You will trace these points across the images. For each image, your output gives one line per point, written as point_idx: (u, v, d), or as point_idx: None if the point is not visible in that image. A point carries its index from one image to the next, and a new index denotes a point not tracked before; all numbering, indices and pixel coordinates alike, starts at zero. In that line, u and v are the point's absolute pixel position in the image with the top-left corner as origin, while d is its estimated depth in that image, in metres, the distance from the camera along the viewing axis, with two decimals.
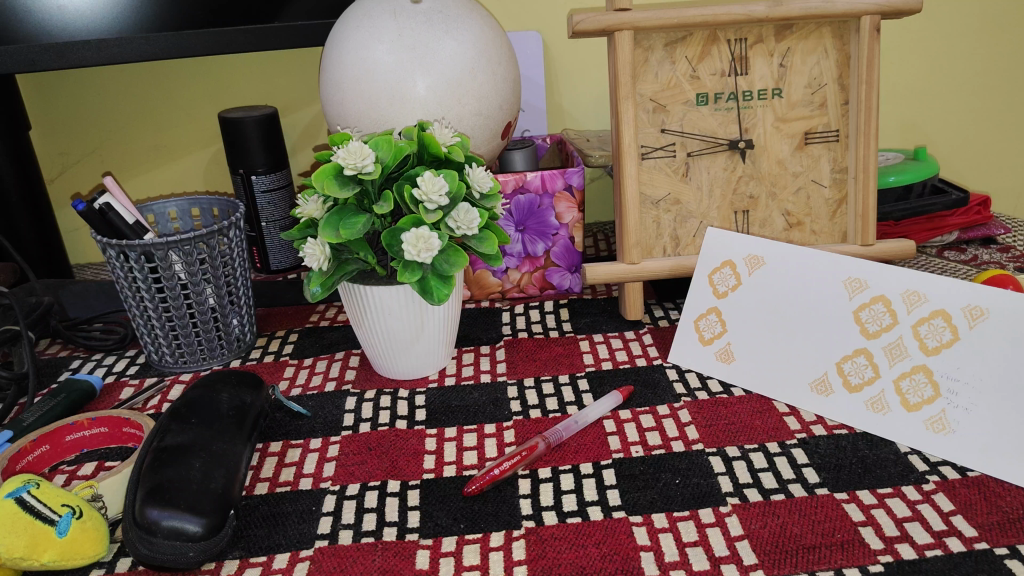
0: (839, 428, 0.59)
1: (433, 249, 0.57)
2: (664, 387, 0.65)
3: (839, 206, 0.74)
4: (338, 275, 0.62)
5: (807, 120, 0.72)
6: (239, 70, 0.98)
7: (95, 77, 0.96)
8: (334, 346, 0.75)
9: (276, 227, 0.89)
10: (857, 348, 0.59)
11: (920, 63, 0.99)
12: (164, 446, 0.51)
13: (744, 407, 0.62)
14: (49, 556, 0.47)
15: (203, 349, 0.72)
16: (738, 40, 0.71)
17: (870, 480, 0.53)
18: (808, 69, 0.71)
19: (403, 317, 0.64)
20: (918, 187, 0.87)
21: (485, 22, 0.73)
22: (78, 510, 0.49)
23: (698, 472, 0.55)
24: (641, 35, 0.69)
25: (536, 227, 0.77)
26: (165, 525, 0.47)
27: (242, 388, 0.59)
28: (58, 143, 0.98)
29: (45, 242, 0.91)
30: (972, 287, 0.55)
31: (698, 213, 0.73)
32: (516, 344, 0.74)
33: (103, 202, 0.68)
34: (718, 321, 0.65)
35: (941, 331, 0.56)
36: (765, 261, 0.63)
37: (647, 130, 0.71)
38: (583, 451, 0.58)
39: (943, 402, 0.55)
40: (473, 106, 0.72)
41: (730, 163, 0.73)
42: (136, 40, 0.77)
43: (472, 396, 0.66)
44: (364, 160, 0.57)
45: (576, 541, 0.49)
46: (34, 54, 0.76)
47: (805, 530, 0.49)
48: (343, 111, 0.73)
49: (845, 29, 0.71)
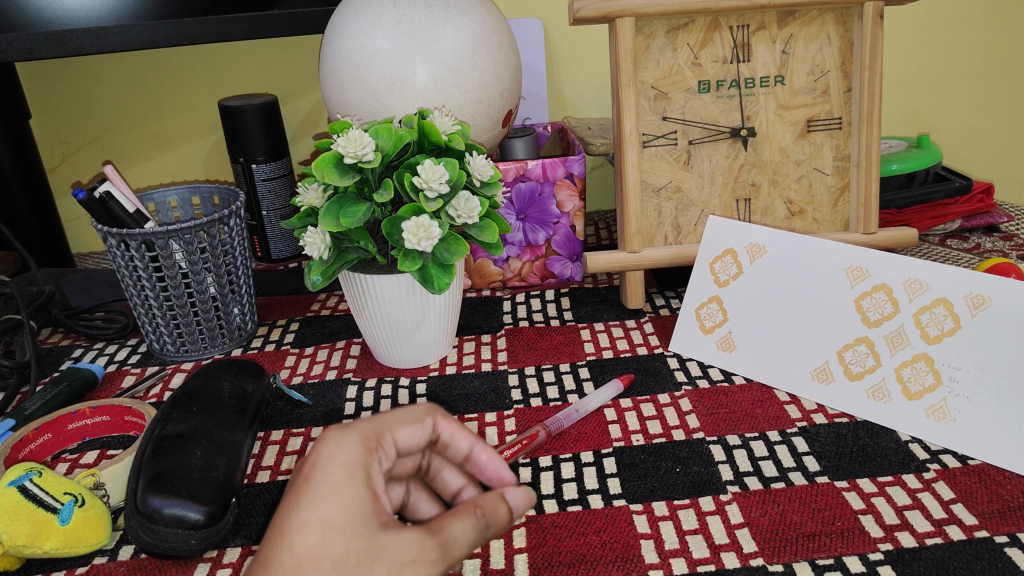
0: (839, 416, 0.59)
1: (433, 237, 0.57)
2: (664, 375, 0.65)
3: (842, 194, 0.73)
4: (338, 264, 0.62)
5: (810, 107, 0.72)
6: (238, 58, 0.97)
7: (93, 65, 0.95)
8: (335, 335, 0.76)
9: (276, 216, 0.88)
10: (858, 336, 0.59)
11: (923, 51, 0.98)
12: (166, 434, 0.51)
13: (745, 395, 0.62)
14: (52, 543, 0.48)
15: (204, 338, 0.72)
16: (740, 27, 0.70)
17: (871, 468, 0.53)
18: (811, 56, 0.71)
19: (404, 305, 0.64)
20: (921, 175, 0.87)
21: (486, 9, 0.73)
22: (80, 498, 0.50)
23: (698, 461, 0.55)
24: (642, 22, 0.69)
25: (537, 216, 0.77)
26: (167, 512, 0.47)
27: (243, 376, 0.59)
28: (58, 131, 0.98)
29: (45, 231, 0.91)
30: (974, 275, 0.55)
31: (699, 202, 0.73)
32: (517, 333, 0.74)
33: (103, 190, 0.68)
34: (719, 309, 0.65)
35: (942, 320, 0.56)
36: (766, 249, 0.63)
37: (648, 118, 0.71)
38: (583, 440, 0.58)
39: (944, 391, 0.55)
40: (473, 93, 0.72)
41: (732, 151, 0.72)
42: (135, 28, 0.77)
43: (473, 384, 0.66)
44: (364, 148, 0.56)
45: (577, 529, 0.50)
46: (32, 42, 0.76)
47: (805, 518, 0.49)
48: (343, 100, 0.72)
49: (848, 16, 0.70)
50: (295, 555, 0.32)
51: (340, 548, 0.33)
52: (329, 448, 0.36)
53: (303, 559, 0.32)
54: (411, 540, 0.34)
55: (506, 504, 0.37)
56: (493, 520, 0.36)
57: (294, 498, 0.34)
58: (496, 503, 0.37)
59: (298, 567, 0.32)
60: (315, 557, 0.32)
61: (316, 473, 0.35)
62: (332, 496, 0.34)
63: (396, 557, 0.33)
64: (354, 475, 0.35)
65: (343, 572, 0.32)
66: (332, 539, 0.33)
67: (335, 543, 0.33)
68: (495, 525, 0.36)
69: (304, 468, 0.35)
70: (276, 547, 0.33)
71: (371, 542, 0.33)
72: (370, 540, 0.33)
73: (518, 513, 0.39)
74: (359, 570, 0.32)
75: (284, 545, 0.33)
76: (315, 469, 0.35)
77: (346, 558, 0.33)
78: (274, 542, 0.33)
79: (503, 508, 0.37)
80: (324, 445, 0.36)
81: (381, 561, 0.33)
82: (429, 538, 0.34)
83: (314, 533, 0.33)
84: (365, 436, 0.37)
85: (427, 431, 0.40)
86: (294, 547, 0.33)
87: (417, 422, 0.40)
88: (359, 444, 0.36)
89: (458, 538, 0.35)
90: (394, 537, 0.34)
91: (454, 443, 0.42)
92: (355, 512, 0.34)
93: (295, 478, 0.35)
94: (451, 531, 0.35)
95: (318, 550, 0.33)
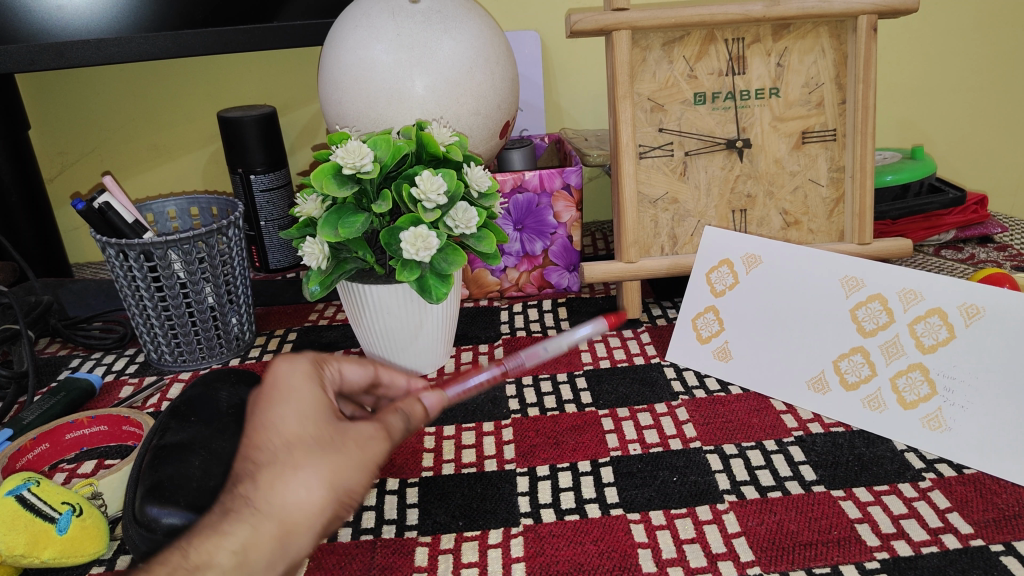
0: (836, 425, 0.60)
1: (431, 247, 0.57)
2: (661, 385, 0.66)
3: (837, 205, 0.74)
4: (337, 274, 0.62)
5: (804, 119, 0.72)
6: (237, 69, 0.98)
7: (92, 77, 0.96)
8: (333, 345, 0.76)
9: (275, 227, 0.89)
10: (854, 346, 0.59)
11: (916, 63, 0.99)
12: (165, 445, 0.52)
13: (741, 405, 0.62)
14: (50, 553, 0.48)
15: (202, 348, 0.72)
16: (736, 39, 0.71)
17: (867, 477, 0.54)
18: (806, 68, 0.71)
19: (402, 315, 0.64)
20: (915, 186, 0.87)
21: (483, 21, 0.74)
22: (78, 508, 0.50)
23: (695, 470, 0.55)
24: (639, 34, 0.69)
25: (535, 226, 0.77)
26: (164, 522, 0.47)
27: (241, 386, 0.59)
28: (58, 142, 0.99)
29: (44, 241, 0.91)
30: (968, 285, 0.55)
31: (696, 212, 0.74)
32: (515, 343, 0.74)
33: (103, 201, 0.68)
34: (715, 319, 0.66)
35: (937, 329, 0.56)
36: (762, 259, 0.64)
37: (644, 129, 0.72)
38: (581, 449, 0.58)
39: (940, 400, 0.55)
40: (471, 105, 0.72)
41: (728, 162, 0.73)
42: (135, 40, 0.78)
43: (471, 394, 0.66)
44: (363, 159, 0.57)
45: (575, 538, 0.50)
46: (32, 54, 0.76)
47: (802, 527, 0.50)
48: (341, 111, 0.73)
49: (842, 28, 0.71)
50: (279, 439, 0.37)
51: (314, 431, 0.37)
52: (284, 364, 0.41)
53: (287, 438, 0.37)
54: (367, 423, 0.38)
55: (421, 404, 0.42)
56: (413, 415, 0.41)
57: (267, 400, 0.38)
58: (415, 402, 0.41)
59: (284, 443, 0.36)
60: (297, 437, 0.37)
61: (281, 380, 0.39)
62: (299, 393, 0.39)
63: (360, 434, 0.38)
64: (312, 379, 0.40)
65: (319, 445, 0.36)
66: (306, 422, 0.37)
67: (310, 425, 0.37)
68: (417, 419, 0.41)
69: (264, 383, 0.40)
70: (261, 436, 0.37)
71: (337, 427, 0.38)
72: (337, 426, 0.38)
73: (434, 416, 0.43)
74: (332, 443, 0.37)
75: (267, 434, 0.37)
76: (280, 379, 0.40)
77: (322, 437, 0.37)
78: (258, 434, 0.37)
79: (419, 408, 0.41)
80: (280, 363, 0.41)
81: (348, 437, 0.37)
82: (377, 423, 0.39)
83: (291, 420, 0.37)
84: (315, 356, 0.42)
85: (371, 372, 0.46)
86: (274, 432, 0.37)
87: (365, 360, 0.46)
88: (311, 360, 0.42)
89: (398, 426, 0.39)
90: (354, 422, 0.38)
91: (393, 385, 0.47)
92: (323, 406, 0.39)
93: (261, 390, 0.40)
94: (392, 420, 0.40)
95: (297, 432, 0.37)
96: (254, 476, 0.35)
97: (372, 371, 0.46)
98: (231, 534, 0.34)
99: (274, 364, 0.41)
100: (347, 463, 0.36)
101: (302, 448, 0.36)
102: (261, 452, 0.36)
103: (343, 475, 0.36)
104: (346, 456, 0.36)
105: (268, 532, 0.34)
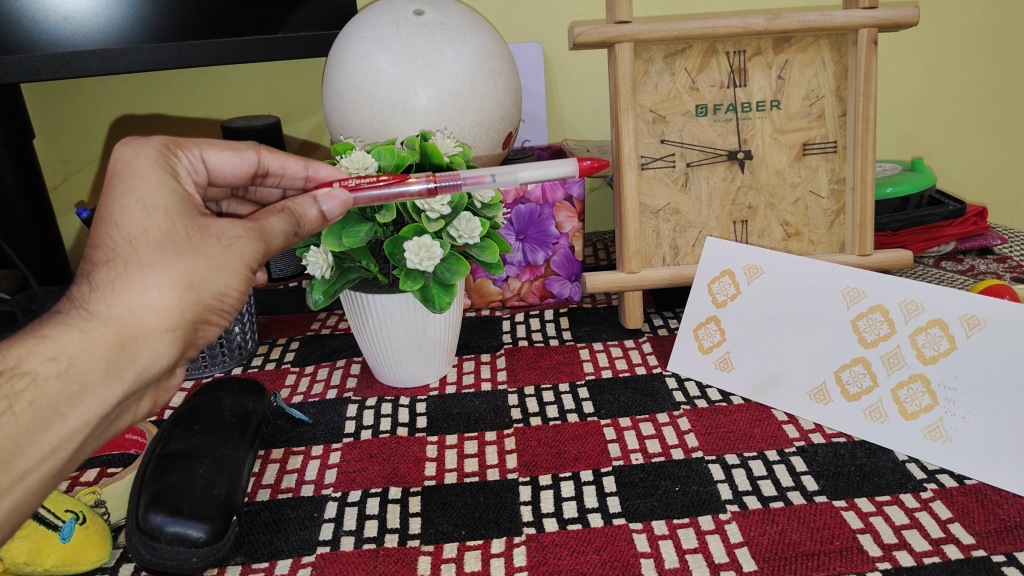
0: (838, 436, 0.60)
1: (435, 258, 0.58)
2: (663, 396, 0.66)
3: (837, 217, 0.74)
4: (340, 283, 0.62)
5: (805, 130, 0.73)
6: (241, 79, 0.99)
7: (97, 86, 0.96)
8: (334, 354, 0.76)
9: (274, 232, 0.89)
10: (855, 356, 0.59)
11: (914, 75, 1.00)
12: (167, 452, 0.53)
13: (743, 415, 0.63)
14: (53, 560, 0.48)
15: (204, 358, 0.72)
16: (737, 52, 0.71)
17: (869, 488, 0.54)
18: (807, 81, 0.72)
19: (404, 325, 0.64)
20: (914, 198, 0.88)
21: (487, 33, 0.74)
22: (81, 516, 0.50)
23: (698, 480, 0.55)
24: (641, 47, 0.70)
25: (536, 236, 0.77)
26: (168, 530, 0.48)
27: (244, 395, 0.60)
28: (62, 150, 0.99)
29: (46, 248, 0.91)
30: (968, 295, 0.55)
31: (697, 223, 0.74)
32: (517, 352, 0.74)
33: None
34: (717, 330, 0.66)
35: (938, 340, 0.56)
36: (763, 269, 0.64)
37: (647, 140, 0.72)
38: (583, 459, 0.58)
39: (941, 411, 0.56)
40: (474, 116, 0.72)
41: (729, 174, 0.73)
42: (141, 50, 0.79)
43: (472, 404, 0.66)
44: (367, 169, 0.58)
45: (577, 547, 0.50)
46: (38, 64, 0.77)
47: (804, 537, 0.50)
48: (345, 121, 0.74)
49: (843, 42, 0.71)
50: (121, 232, 0.38)
51: (164, 224, 0.38)
52: (129, 152, 0.41)
53: (130, 233, 0.38)
54: (235, 223, 0.41)
55: (318, 209, 0.46)
56: (303, 218, 0.45)
57: (113, 189, 0.39)
58: (310, 205, 0.45)
59: (128, 238, 0.37)
60: (142, 231, 0.38)
61: (124, 169, 0.40)
62: (142, 181, 0.39)
63: (223, 233, 0.40)
64: (160, 166, 0.40)
65: (173, 240, 0.38)
66: (154, 215, 0.38)
67: (160, 219, 0.38)
68: (308, 223, 0.45)
69: (109, 170, 0.40)
70: (104, 229, 0.38)
71: (195, 222, 0.39)
72: (194, 221, 0.39)
73: (335, 218, 0.47)
74: (188, 241, 0.38)
75: (110, 226, 0.38)
76: (124, 168, 0.40)
77: (172, 232, 0.38)
78: (101, 226, 0.38)
79: (312, 213, 0.45)
80: (125, 149, 0.41)
81: (209, 236, 0.39)
82: (249, 224, 0.41)
83: (135, 210, 0.38)
84: (167, 144, 0.42)
85: (251, 161, 0.48)
86: (118, 225, 0.38)
87: (237, 151, 0.47)
88: (163, 145, 0.42)
89: (277, 228, 0.42)
90: (218, 220, 0.40)
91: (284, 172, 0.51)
92: (173, 196, 0.40)
93: (107, 180, 0.40)
94: (270, 223, 0.42)
95: (143, 223, 0.38)
96: (94, 277, 0.37)
97: (254, 159, 0.48)
98: (52, 339, 0.36)
99: (118, 149, 0.41)
100: (208, 264, 0.39)
101: (149, 243, 0.38)
102: (102, 251, 0.37)
103: (206, 277, 0.38)
104: (207, 256, 0.39)
105: (105, 337, 0.36)
